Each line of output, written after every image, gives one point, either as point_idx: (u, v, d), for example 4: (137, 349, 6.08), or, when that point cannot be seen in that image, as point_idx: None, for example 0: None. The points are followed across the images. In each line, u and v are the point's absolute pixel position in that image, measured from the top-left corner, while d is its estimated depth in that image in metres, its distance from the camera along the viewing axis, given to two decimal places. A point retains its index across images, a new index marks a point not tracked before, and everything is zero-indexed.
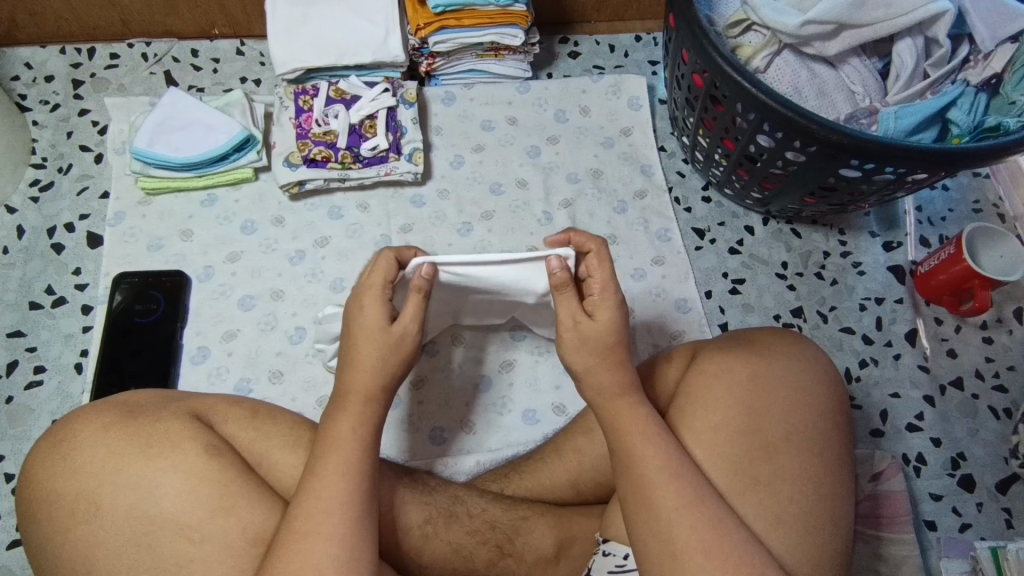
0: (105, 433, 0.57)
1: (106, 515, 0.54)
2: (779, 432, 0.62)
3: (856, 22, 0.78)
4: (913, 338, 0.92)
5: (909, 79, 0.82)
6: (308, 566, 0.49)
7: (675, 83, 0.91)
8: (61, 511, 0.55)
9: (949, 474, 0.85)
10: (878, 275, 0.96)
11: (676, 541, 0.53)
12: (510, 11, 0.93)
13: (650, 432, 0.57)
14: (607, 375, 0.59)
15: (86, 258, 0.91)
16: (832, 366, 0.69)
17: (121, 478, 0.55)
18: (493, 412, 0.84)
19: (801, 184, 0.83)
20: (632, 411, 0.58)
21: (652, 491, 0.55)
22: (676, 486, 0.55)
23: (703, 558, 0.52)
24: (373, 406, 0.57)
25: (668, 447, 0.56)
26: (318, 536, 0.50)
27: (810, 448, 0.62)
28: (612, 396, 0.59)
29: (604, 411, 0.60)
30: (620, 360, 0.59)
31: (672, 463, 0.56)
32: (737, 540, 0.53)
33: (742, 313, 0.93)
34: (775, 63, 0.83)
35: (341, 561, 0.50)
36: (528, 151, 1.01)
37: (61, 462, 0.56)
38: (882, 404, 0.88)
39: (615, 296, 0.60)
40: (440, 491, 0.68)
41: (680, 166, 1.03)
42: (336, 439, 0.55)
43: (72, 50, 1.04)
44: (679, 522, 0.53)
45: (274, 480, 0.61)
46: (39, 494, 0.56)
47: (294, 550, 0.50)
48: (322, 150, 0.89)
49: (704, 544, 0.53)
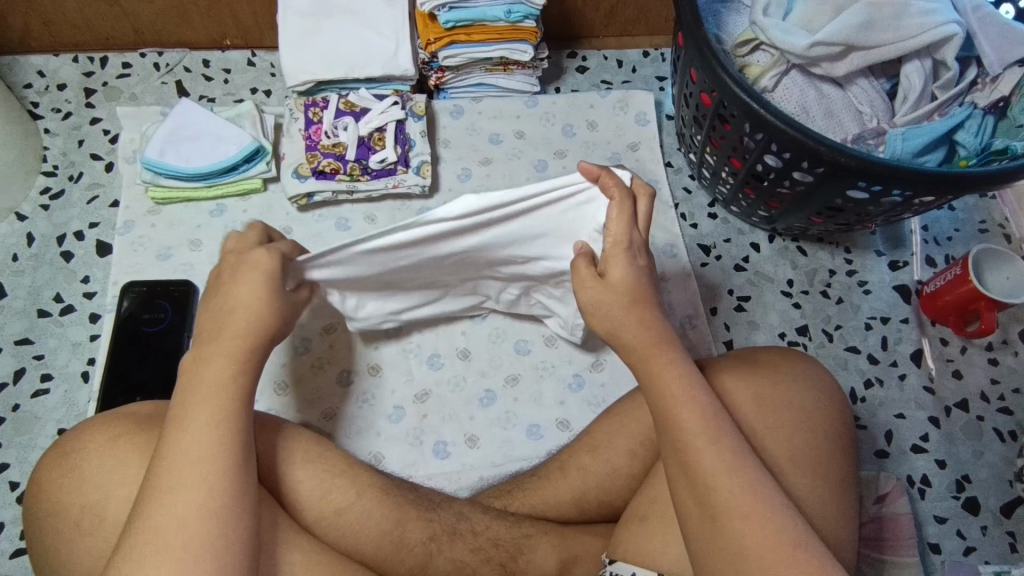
0: (112, 443, 0.57)
1: (111, 525, 0.54)
2: (782, 448, 0.63)
3: (864, 44, 0.79)
4: (919, 358, 0.92)
5: (917, 100, 0.82)
6: (175, 520, 0.47)
7: (682, 101, 0.91)
8: (66, 523, 0.55)
9: (954, 497, 0.84)
10: (884, 294, 0.96)
11: (715, 506, 0.52)
12: (519, 27, 0.93)
13: (688, 399, 0.56)
14: (638, 330, 0.60)
15: (95, 266, 0.91)
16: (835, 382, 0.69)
17: (127, 489, 0.55)
18: (497, 427, 0.84)
19: (808, 204, 0.83)
20: (668, 375, 0.57)
21: (693, 455, 0.54)
22: (716, 451, 0.54)
23: (743, 523, 0.51)
24: (249, 364, 0.55)
25: (708, 414, 0.56)
26: (179, 488, 0.48)
27: (814, 468, 0.63)
28: (645, 355, 0.59)
29: (640, 373, 0.59)
30: (644, 338, 0.59)
31: (710, 429, 0.55)
32: (775, 510, 0.52)
33: (748, 330, 0.93)
34: (784, 82, 0.84)
35: (209, 510, 0.48)
36: (535, 165, 1.01)
37: (67, 472, 0.56)
38: (887, 424, 0.88)
39: (631, 257, 0.61)
40: (444, 507, 0.68)
41: (686, 182, 1.03)
42: (206, 384, 0.53)
43: (84, 59, 1.05)
44: (717, 486, 0.53)
45: (287, 494, 0.61)
46: (46, 505, 0.56)
47: (160, 503, 0.48)
48: (330, 163, 0.90)
49: (742, 510, 0.51)
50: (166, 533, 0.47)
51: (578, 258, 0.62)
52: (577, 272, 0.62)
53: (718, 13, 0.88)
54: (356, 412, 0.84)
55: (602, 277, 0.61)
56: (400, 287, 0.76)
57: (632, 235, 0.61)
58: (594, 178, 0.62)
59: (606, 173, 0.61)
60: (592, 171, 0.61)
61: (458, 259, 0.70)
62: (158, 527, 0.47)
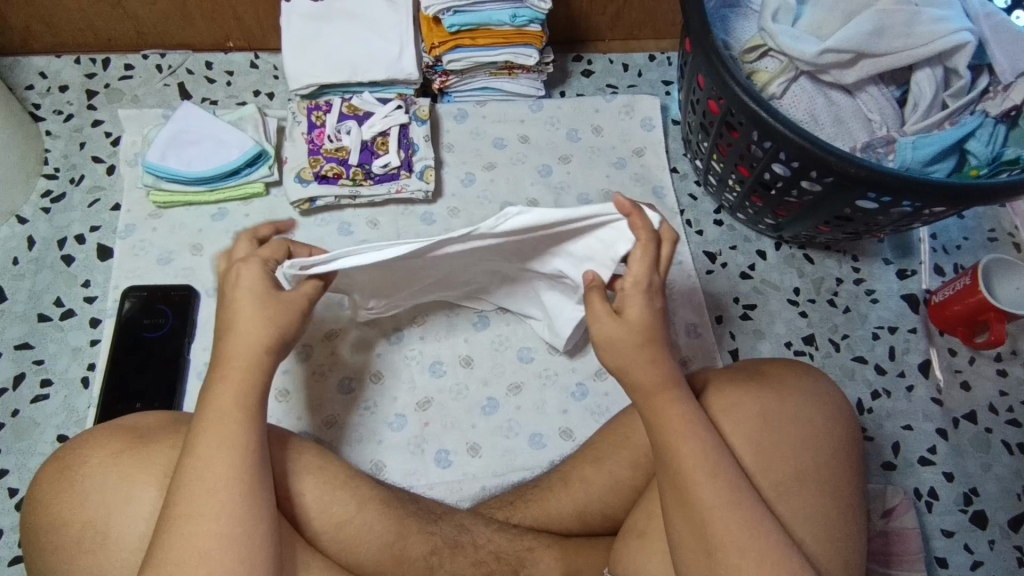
0: (115, 459, 0.59)
1: (113, 541, 0.57)
2: (789, 468, 0.63)
3: (874, 51, 0.78)
4: (927, 369, 0.91)
5: (928, 108, 0.80)
6: (194, 549, 0.50)
7: (689, 107, 0.90)
8: (70, 538, 0.57)
9: (961, 510, 0.84)
10: (892, 303, 0.95)
11: (713, 541, 0.55)
12: (525, 31, 0.92)
13: (687, 433, 0.58)
14: (643, 361, 0.59)
15: (96, 270, 0.91)
16: (841, 397, 0.70)
17: (130, 507, 0.58)
18: (499, 436, 0.83)
19: (815, 213, 0.82)
20: (669, 408, 0.59)
21: (690, 490, 0.56)
22: (713, 486, 0.56)
23: (738, 557, 0.54)
24: (254, 395, 0.56)
25: (707, 448, 0.57)
26: (197, 518, 0.50)
27: (820, 486, 0.64)
28: (649, 394, 0.59)
29: (642, 406, 0.60)
30: (651, 363, 0.59)
31: (708, 463, 0.56)
32: (771, 542, 0.54)
33: (753, 339, 0.92)
34: (792, 89, 0.83)
35: (228, 538, 0.50)
36: (539, 170, 1.00)
37: (69, 487, 0.58)
38: (894, 436, 0.87)
39: (648, 298, 0.60)
40: (445, 520, 0.67)
41: (692, 188, 1.02)
42: (217, 418, 0.54)
43: (86, 60, 1.04)
44: (714, 521, 0.55)
45: (288, 506, 0.60)
46: (46, 519, 0.58)
47: (181, 533, 0.50)
48: (333, 167, 0.89)
49: (738, 545, 0.54)
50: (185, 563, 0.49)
51: (593, 292, 0.62)
52: (591, 306, 0.61)
53: (726, 19, 0.87)
54: (357, 420, 0.83)
55: (618, 314, 0.60)
56: (406, 281, 0.75)
57: (654, 278, 0.60)
58: (626, 213, 0.60)
59: (637, 214, 0.59)
60: (627, 207, 0.59)
61: (466, 258, 0.70)
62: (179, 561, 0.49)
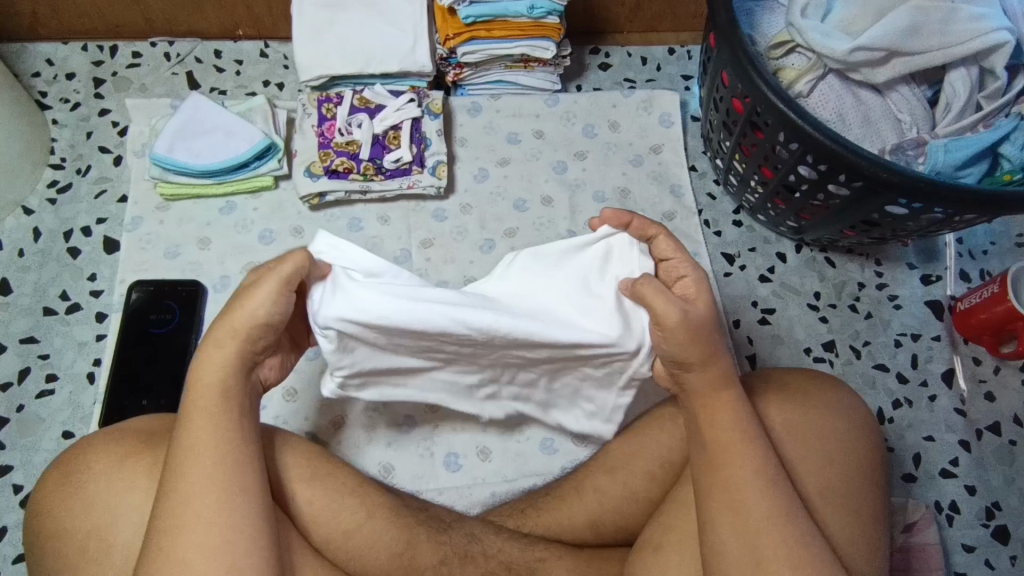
0: (120, 463, 0.59)
1: (120, 548, 0.56)
2: (816, 483, 0.63)
3: (908, 49, 0.75)
4: (950, 378, 0.88)
5: (961, 110, 0.77)
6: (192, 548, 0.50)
7: (711, 104, 0.87)
8: (75, 546, 0.57)
9: (983, 525, 0.81)
10: (916, 310, 0.92)
11: (761, 550, 0.54)
12: (542, 23, 0.89)
13: (740, 437, 0.57)
14: (703, 362, 0.59)
15: (102, 263, 0.89)
16: (868, 413, 0.69)
17: (137, 513, 0.57)
18: (510, 440, 0.82)
19: (841, 218, 0.79)
20: (723, 411, 0.59)
21: (741, 497, 0.55)
22: (762, 495, 0.55)
23: (789, 568, 0.53)
24: (229, 395, 0.56)
25: (761, 455, 0.57)
26: (192, 518, 0.51)
27: (847, 504, 0.63)
28: (706, 392, 0.60)
29: (694, 404, 0.61)
30: (715, 359, 0.59)
31: (762, 472, 0.56)
32: (818, 554, 0.54)
33: (772, 345, 0.90)
34: (819, 88, 0.80)
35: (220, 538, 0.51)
36: (554, 167, 0.98)
37: (73, 495, 0.58)
38: (916, 447, 0.84)
39: (704, 279, 0.63)
40: (455, 529, 0.66)
41: (711, 187, 0.99)
42: (204, 421, 0.54)
43: (93, 47, 1.02)
44: (764, 530, 0.54)
45: (296, 515, 0.60)
46: (51, 525, 0.58)
47: (175, 531, 0.51)
48: (343, 162, 0.88)
49: (787, 555, 0.53)
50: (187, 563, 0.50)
51: (646, 284, 0.59)
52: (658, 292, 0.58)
53: (752, 13, 0.84)
54: (365, 423, 0.81)
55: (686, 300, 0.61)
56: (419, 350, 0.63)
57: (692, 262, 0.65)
58: (621, 221, 0.64)
59: (636, 219, 0.64)
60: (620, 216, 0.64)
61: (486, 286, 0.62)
62: (174, 555, 0.50)
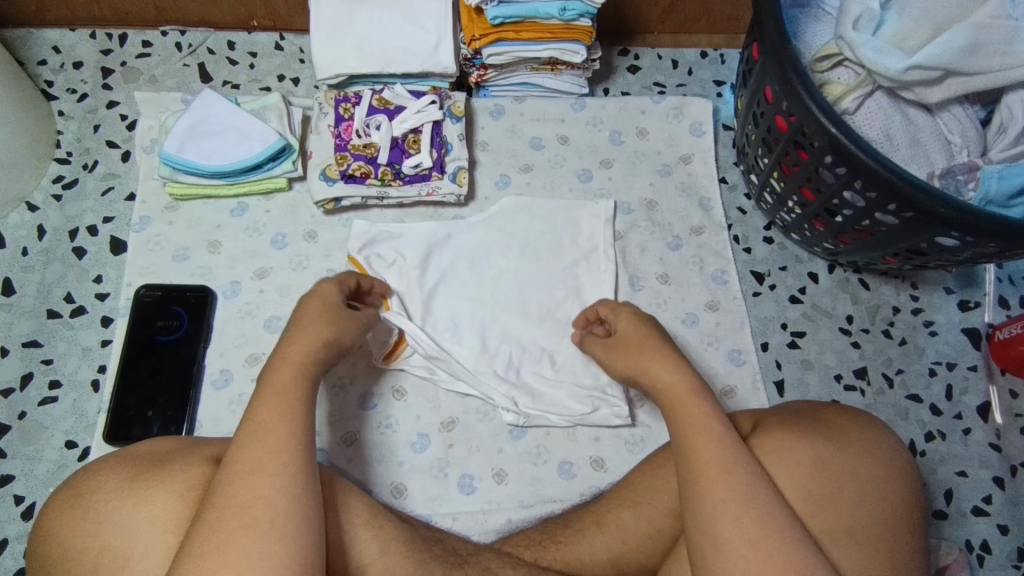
0: (132, 482, 0.57)
1: (135, 567, 0.53)
2: (838, 521, 0.60)
3: (967, 69, 0.70)
4: (985, 412, 0.85)
5: (1018, 135, 0.73)
6: (258, 497, 0.51)
7: (749, 117, 0.83)
8: (85, 567, 0.54)
9: (1015, 566, 0.78)
10: (952, 337, 0.88)
11: (720, 533, 0.54)
12: (572, 26, 0.85)
13: (704, 424, 0.58)
14: (655, 361, 0.63)
15: (108, 264, 0.86)
16: (903, 444, 0.66)
17: (149, 531, 0.54)
18: (527, 463, 0.79)
19: (884, 245, 0.75)
20: (688, 400, 0.60)
21: (704, 481, 0.56)
22: (756, 526, 0.54)
23: (748, 549, 0.53)
24: (306, 373, 0.58)
25: (720, 443, 0.57)
26: (265, 473, 0.52)
27: (874, 547, 0.60)
28: (658, 385, 0.63)
29: (659, 394, 0.62)
30: (656, 352, 0.64)
31: (722, 459, 0.56)
32: (783, 543, 0.53)
33: (801, 370, 0.86)
34: (866, 105, 0.75)
35: (290, 494, 0.52)
36: (579, 174, 0.94)
37: (84, 516, 0.55)
38: (947, 482, 0.81)
39: (626, 310, 0.71)
40: (470, 564, 0.64)
41: (741, 202, 0.95)
42: (281, 391, 0.56)
43: (102, 35, 0.98)
44: (724, 514, 0.54)
45: (337, 535, 0.59)
46: (59, 548, 0.55)
47: (243, 484, 0.51)
48: (360, 166, 0.83)
49: (745, 536, 0.53)
50: (249, 508, 0.50)
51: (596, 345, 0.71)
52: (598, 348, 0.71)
53: (796, 22, 0.80)
54: (377, 440, 0.79)
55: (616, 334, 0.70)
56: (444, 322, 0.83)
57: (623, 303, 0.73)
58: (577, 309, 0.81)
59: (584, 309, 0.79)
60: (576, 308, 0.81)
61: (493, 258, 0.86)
62: (244, 503, 0.51)
